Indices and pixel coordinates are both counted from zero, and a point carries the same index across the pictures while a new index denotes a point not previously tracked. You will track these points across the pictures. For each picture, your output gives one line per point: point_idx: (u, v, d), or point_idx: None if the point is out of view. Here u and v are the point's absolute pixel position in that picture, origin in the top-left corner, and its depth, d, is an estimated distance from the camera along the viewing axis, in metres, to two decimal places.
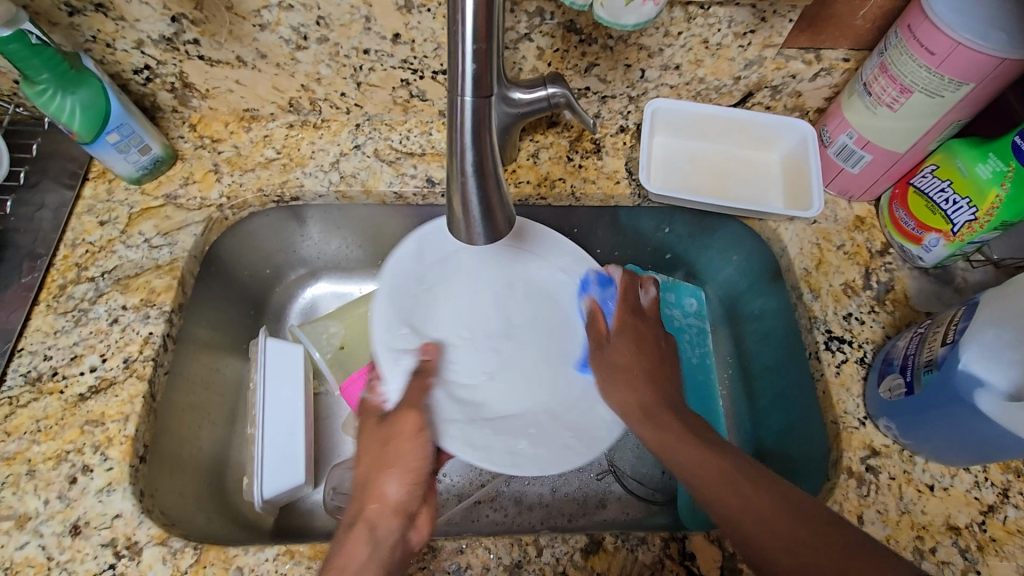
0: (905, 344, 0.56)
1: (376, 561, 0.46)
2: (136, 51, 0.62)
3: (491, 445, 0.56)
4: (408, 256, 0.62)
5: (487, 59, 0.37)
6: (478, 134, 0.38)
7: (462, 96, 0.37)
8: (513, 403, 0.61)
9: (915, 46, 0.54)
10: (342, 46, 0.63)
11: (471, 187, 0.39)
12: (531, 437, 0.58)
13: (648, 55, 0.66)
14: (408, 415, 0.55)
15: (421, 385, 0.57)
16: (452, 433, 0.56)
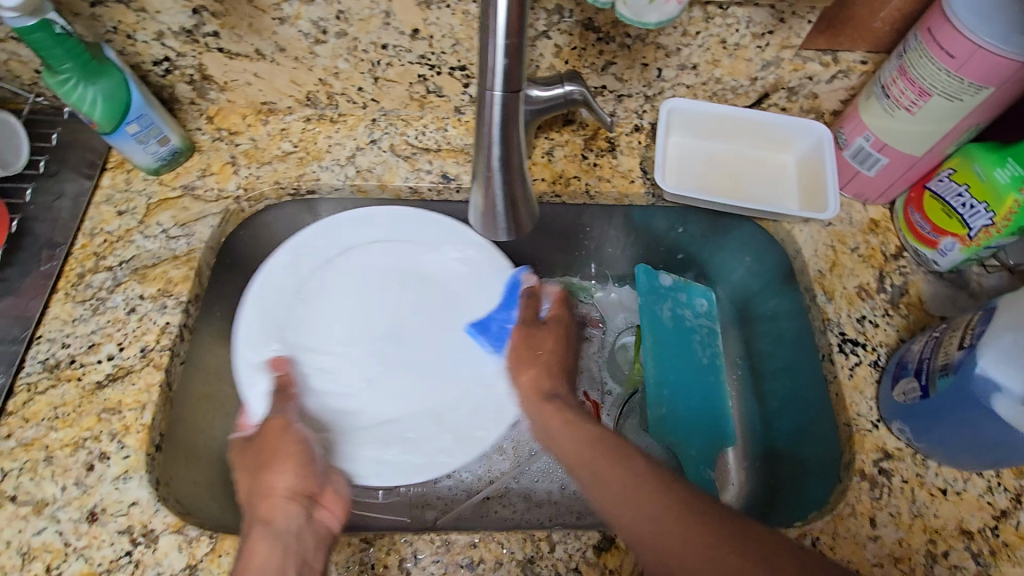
0: (919, 348, 0.56)
1: (276, 546, 0.45)
2: (157, 43, 0.62)
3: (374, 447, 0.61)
4: (281, 268, 0.66)
5: (517, 55, 0.38)
6: (504, 132, 0.43)
7: (492, 92, 0.40)
8: (387, 407, 0.63)
9: (936, 49, 0.53)
10: (361, 41, 0.63)
11: (496, 180, 0.46)
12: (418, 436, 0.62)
13: (666, 55, 0.66)
14: (278, 419, 0.56)
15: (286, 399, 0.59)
16: (354, 448, 0.60)
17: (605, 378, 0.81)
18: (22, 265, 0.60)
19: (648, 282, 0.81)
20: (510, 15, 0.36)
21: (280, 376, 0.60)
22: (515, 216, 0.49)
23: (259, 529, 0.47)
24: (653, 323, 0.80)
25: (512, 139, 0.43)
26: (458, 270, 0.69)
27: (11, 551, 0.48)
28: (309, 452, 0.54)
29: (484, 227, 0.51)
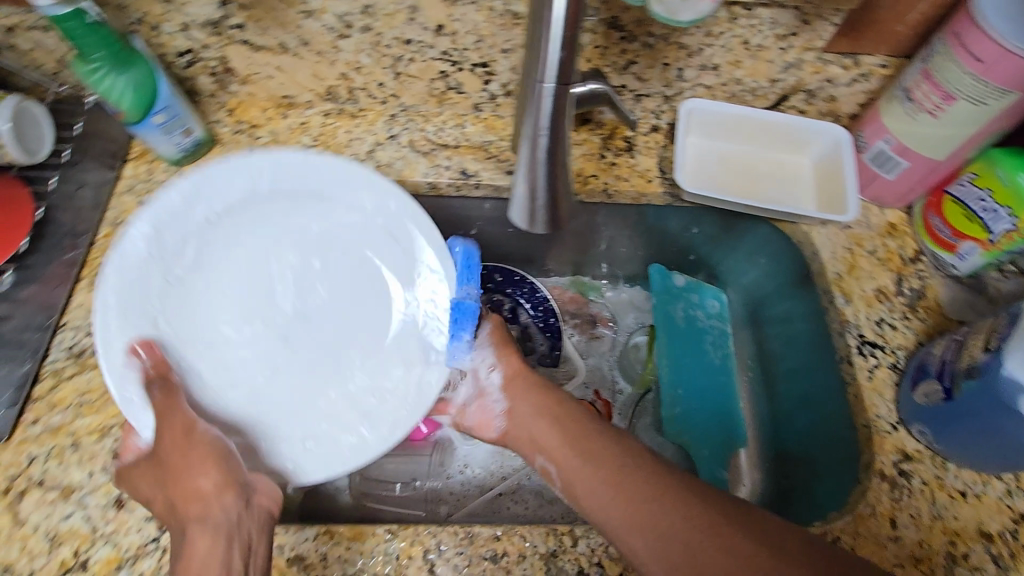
0: (940, 351, 0.56)
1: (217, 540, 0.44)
2: (181, 34, 0.64)
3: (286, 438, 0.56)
4: (144, 242, 0.53)
5: (571, 47, 0.39)
6: (554, 120, 0.43)
7: (543, 83, 0.41)
8: (297, 395, 0.57)
9: (963, 53, 0.54)
10: (384, 35, 0.66)
11: (540, 169, 0.45)
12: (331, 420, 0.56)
13: (688, 55, 0.67)
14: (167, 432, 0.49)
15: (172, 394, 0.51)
16: (273, 446, 0.55)
17: (616, 378, 0.83)
18: (46, 253, 0.61)
19: (661, 283, 0.82)
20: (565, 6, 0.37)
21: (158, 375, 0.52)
22: (556, 210, 0.48)
23: (195, 528, 0.45)
24: (665, 323, 0.81)
25: (562, 127, 0.43)
26: (355, 230, 0.59)
27: (39, 536, 0.49)
28: (224, 448, 0.51)
29: (519, 222, 0.49)
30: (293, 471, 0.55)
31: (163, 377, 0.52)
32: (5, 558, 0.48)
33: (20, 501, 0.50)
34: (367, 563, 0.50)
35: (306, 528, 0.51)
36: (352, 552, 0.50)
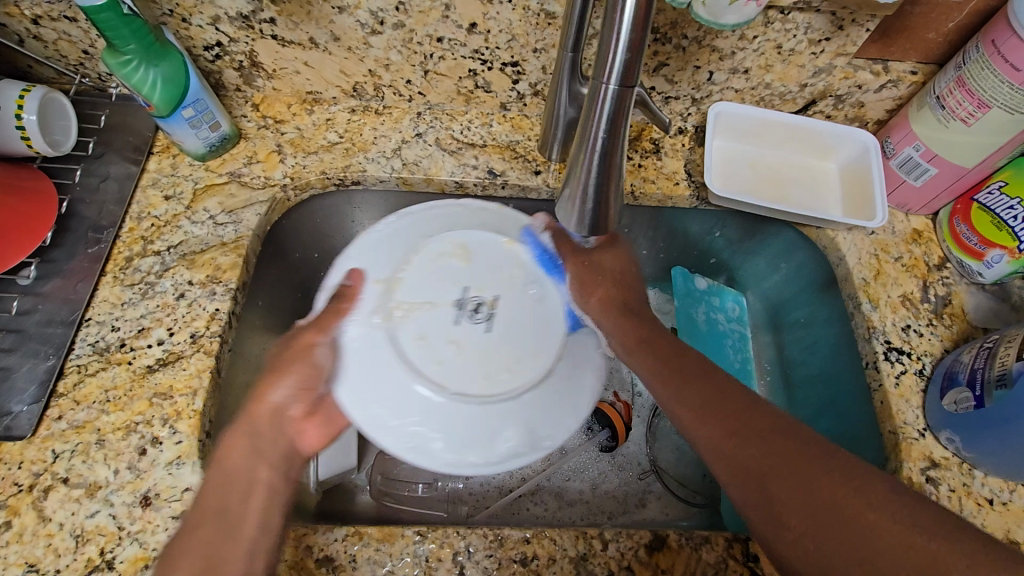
0: (970, 359, 0.57)
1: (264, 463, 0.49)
2: (211, 27, 0.62)
3: (372, 268, 0.57)
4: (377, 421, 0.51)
5: (638, 52, 0.37)
6: (612, 125, 0.41)
7: (606, 85, 0.40)
8: (462, 352, 0.53)
9: (1000, 61, 0.54)
10: (417, 33, 0.63)
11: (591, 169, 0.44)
12: (405, 241, 0.59)
13: (719, 58, 0.66)
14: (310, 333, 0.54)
15: (338, 306, 0.55)
16: (418, 320, 0.54)
17: (636, 379, 0.80)
18: (69, 247, 0.59)
19: (683, 285, 0.81)
20: (637, 9, 0.36)
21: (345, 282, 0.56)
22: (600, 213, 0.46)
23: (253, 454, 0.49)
24: (688, 323, 0.79)
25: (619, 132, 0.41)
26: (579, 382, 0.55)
27: (64, 534, 0.48)
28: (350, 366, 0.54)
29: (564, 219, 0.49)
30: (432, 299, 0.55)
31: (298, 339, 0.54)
32: (30, 556, 0.47)
33: (44, 499, 0.49)
34: (396, 565, 0.50)
35: (335, 529, 0.51)
36: (381, 554, 0.50)
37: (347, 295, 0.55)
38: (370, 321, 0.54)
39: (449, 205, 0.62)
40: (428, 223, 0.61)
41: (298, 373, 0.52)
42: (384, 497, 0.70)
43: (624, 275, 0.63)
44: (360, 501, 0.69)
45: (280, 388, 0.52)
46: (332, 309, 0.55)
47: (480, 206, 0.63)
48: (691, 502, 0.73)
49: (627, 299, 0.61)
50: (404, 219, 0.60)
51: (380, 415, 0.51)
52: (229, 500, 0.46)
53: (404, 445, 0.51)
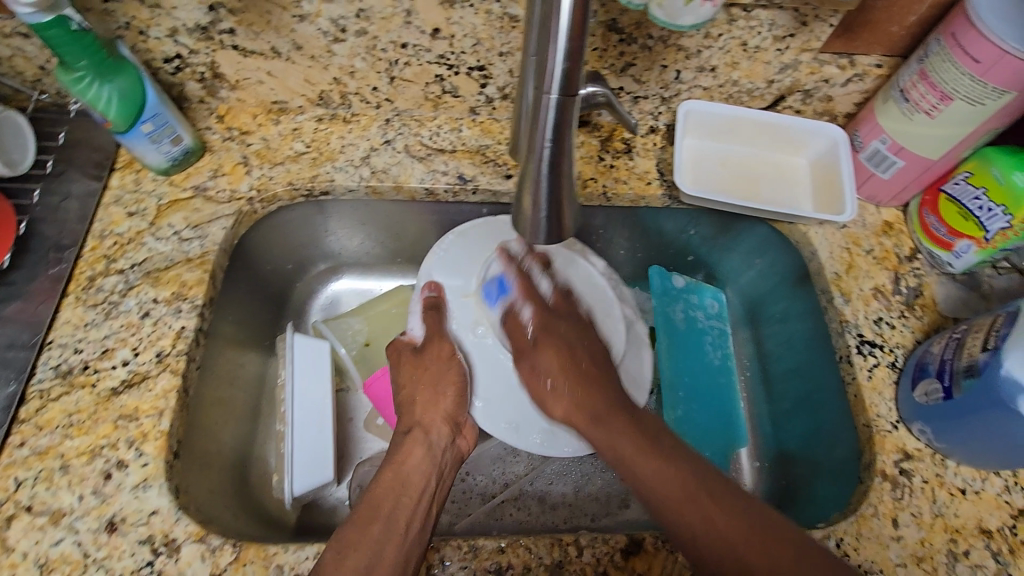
0: (939, 350, 0.57)
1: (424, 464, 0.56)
2: (170, 39, 0.61)
3: (453, 285, 0.65)
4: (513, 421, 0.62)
5: (578, 58, 0.35)
6: (559, 132, 0.37)
7: (547, 94, 0.36)
8: None
9: (960, 54, 0.54)
10: (380, 39, 0.62)
11: (542, 180, 0.39)
12: (477, 249, 0.67)
13: (686, 57, 0.66)
14: (436, 347, 0.63)
15: (437, 318, 0.64)
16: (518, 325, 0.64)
17: None
18: (30, 268, 0.58)
19: (661, 284, 0.81)
20: (573, 11, 0.33)
21: (433, 297, 0.65)
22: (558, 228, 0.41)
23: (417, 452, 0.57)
24: (665, 323, 0.80)
25: (566, 141, 0.38)
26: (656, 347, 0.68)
27: (28, 564, 0.47)
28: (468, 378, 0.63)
29: (521, 234, 0.43)
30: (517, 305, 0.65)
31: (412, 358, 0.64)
32: None
33: (8, 529, 0.48)
34: None
35: (305, 547, 0.49)
36: None
37: (440, 309, 0.64)
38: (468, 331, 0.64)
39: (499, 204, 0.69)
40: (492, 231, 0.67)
41: (454, 383, 0.61)
42: None
43: (565, 360, 0.58)
44: (343, 513, 0.69)
45: (442, 401, 0.61)
46: (434, 325, 0.64)
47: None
48: None
49: (583, 395, 0.56)
50: (471, 232, 0.68)
51: (506, 412, 0.62)
52: (397, 502, 0.51)
53: (538, 440, 0.62)
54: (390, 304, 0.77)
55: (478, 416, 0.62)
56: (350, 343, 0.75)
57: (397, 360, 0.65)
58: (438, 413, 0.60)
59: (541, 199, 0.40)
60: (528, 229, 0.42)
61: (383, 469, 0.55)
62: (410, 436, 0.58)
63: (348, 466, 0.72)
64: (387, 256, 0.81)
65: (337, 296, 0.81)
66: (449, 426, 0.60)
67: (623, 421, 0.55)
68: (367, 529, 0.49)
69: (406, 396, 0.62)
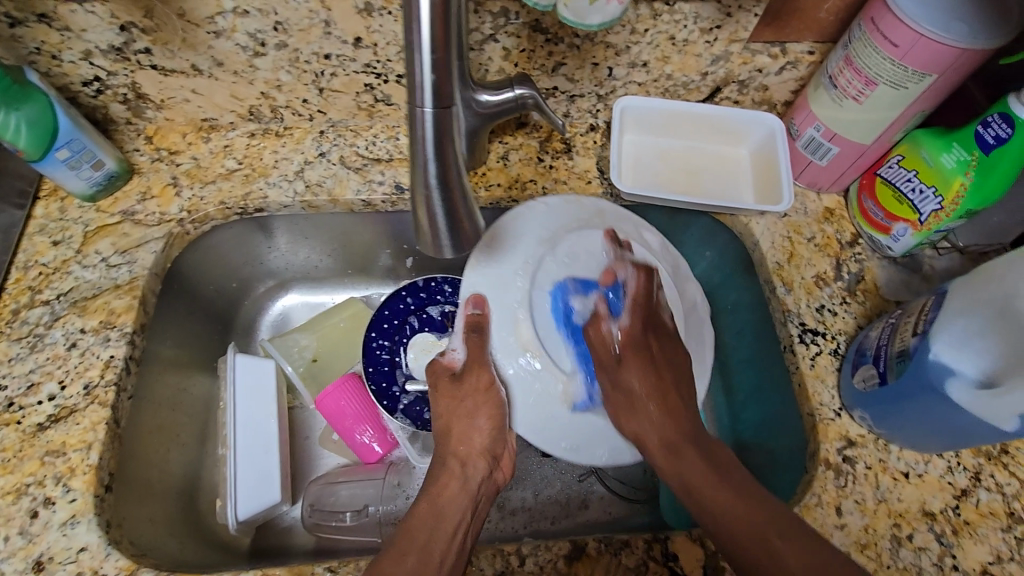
0: (877, 335, 0.57)
1: (464, 491, 0.56)
2: (84, 62, 0.59)
3: (495, 296, 0.60)
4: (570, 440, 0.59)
5: (446, 69, 0.36)
6: (440, 145, 0.38)
7: (421, 108, 0.37)
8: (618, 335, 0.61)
9: (879, 38, 0.54)
10: (302, 51, 0.61)
11: (435, 198, 0.40)
12: (521, 256, 0.61)
13: (616, 53, 0.65)
14: (477, 371, 0.59)
15: (481, 342, 0.59)
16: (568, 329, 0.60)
17: None
18: None
19: None
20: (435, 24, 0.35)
21: (476, 315, 0.59)
22: (463, 238, 0.42)
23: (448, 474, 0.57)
24: None
25: (450, 150, 0.38)
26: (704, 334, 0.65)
27: None
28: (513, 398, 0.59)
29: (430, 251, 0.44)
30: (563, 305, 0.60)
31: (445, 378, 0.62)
32: None
33: None
34: None
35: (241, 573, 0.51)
36: None
37: (485, 330, 0.60)
38: (515, 349, 0.60)
39: (529, 207, 0.63)
40: (526, 235, 0.62)
41: (491, 414, 0.59)
42: (319, 530, 0.67)
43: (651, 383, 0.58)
44: (298, 533, 0.68)
45: (477, 435, 0.59)
46: (479, 346, 0.59)
47: (564, 200, 0.64)
48: (635, 499, 0.73)
49: (662, 414, 0.58)
50: (509, 239, 0.62)
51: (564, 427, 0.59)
52: (433, 531, 0.51)
53: (609, 455, 0.60)
54: (339, 317, 0.76)
55: (522, 429, 0.59)
56: (297, 359, 0.74)
57: (436, 384, 0.62)
58: (473, 448, 0.59)
59: (438, 214, 0.40)
60: (431, 246, 0.43)
61: (418, 500, 0.55)
62: (445, 469, 0.57)
63: (302, 485, 0.71)
64: (336, 268, 0.79)
65: (286, 312, 0.79)
66: (486, 459, 0.59)
67: (697, 452, 0.55)
68: (402, 559, 0.49)
69: (442, 424, 0.61)
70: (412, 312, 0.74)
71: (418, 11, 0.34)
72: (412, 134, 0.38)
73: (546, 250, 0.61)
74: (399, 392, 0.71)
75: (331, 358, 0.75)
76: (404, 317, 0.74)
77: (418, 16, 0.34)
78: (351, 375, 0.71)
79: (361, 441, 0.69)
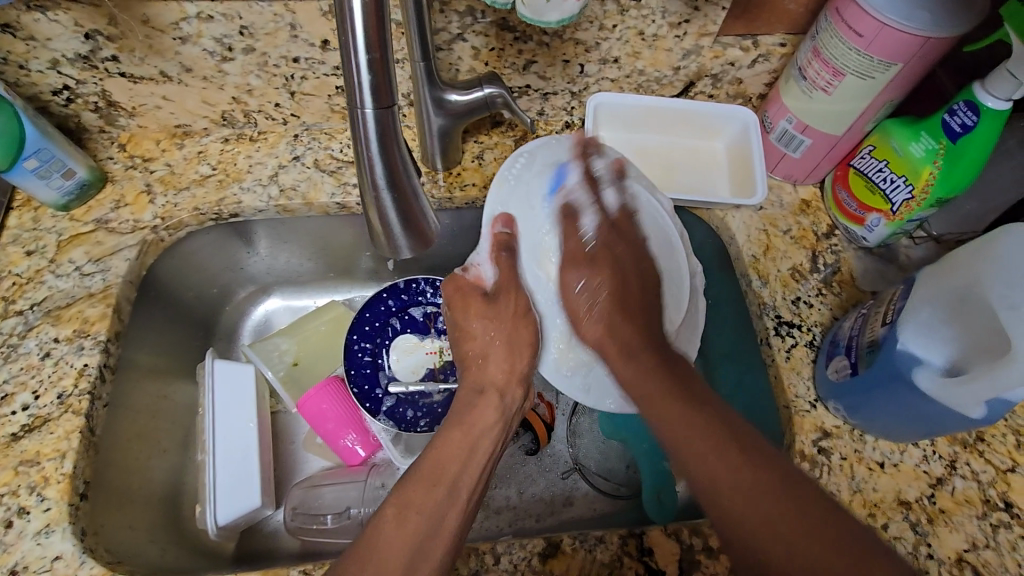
0: (850, 325, 0.57)
1: (499, 422, 0.56)
2: (52, 71, 0.59)
3: (523, 217, 0.56)
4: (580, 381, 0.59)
5: (383, 70, 0.37)
6: (384, 146, 0.40)
7: (361, 109, 0.38)
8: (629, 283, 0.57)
9: (844, 29, 0.53)
10: (270, 55, 0.61)
11: (385, 200, 0.43)
12: (549, 182, 0.56)
13: (586, 50, 0.65)
14: (508, 294, 0.58)
15: (510, 262, 0.57)
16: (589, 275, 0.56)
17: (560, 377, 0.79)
18: None
19: None
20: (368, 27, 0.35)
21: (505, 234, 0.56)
22: (416, 232, 0.45)
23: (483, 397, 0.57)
24: None
25: (394, 153, 0.41)
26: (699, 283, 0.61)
27: None
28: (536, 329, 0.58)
29: (388, 253, 0.47)
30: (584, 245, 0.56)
31: (468, 295, 0.61)
32: None
33: None
34: None
35: None
36: None
37: (514, 250, 0.57)
38: (537, 274, 0.57)
39: (556, 137, 0.57)
40: (550, 164, 0.57)
41: (529, 345, 0.58)
42: (302, 534, 0.67)
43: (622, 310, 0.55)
44: (282, 537, 0.68)
45: (517, 361, 0.58)
46: (509, 267, 0.57)
47: (588, 140, 0.58)
48: (618, 495, 0.72)
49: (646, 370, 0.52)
50: (536, 165, 0.57)
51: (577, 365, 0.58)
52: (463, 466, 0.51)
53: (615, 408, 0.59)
54: (320, 321, 0.76)
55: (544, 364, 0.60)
56: (277, 364, 0.73)
57: (464, 301, 0.61)
58: (511, 376, 0.58)
59: (388, 213, 0.43)
60: (389, 247, 0.46)
61: (449, 427, 0.54)
62: (482, 399, 0.57)
63: (286, 488, 0.71)
64: (318, 272, 0.79)
65: (268, 316, 0.79)
66: (521, 388, 0.58)
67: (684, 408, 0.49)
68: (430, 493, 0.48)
69: (479, 348, 0.60)
70: (394, 313, 0.74)
71: (351, 15, 0.34)
72: (356, 136, 0.40)
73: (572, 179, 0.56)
74: (382, 395, 0.71)
75: (312, 363, 0.74)
76: (387, 319, 0.74)
77: (350, 17, 0.34)
78: (333, 378, 0.71)
79: (343, 444, 0.69)
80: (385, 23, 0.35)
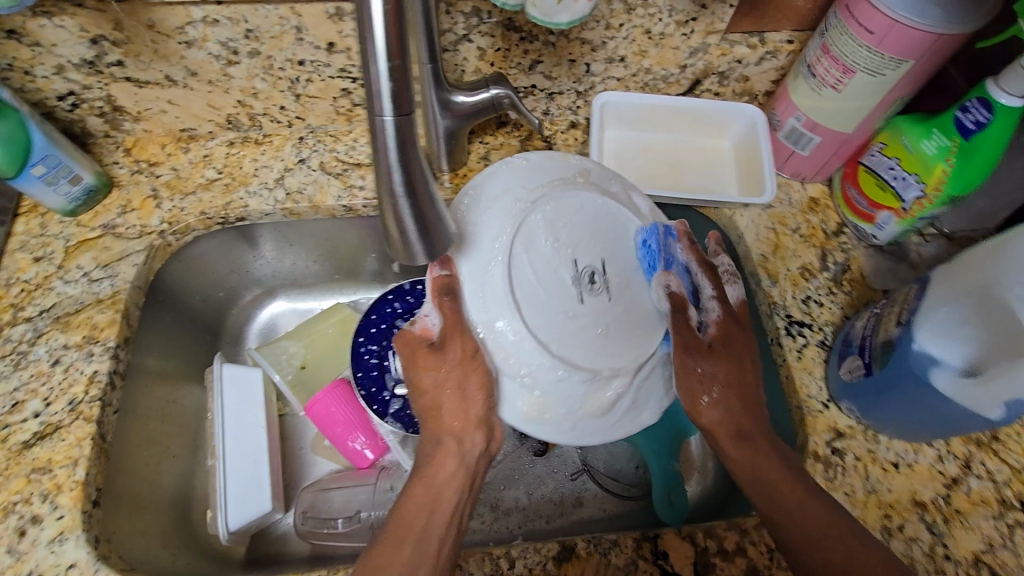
0: (862, 325, 0.56)
1: (461, 474, 0.51)
2: (59, 77, 0.59)
3: (470, 257, 0.49)
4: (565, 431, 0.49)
5: (403, 77, 0.37)
6: (403, 153, 0.39)
7: (381, 116, 0.38)
8: (609, 309, 0.50)
9: (854, 26, 0.53)
10: (275, 58, 0.61)
11: (402, 208, 0.41)
12: (500, 211, 0.50)
13: (592, 49, 0.65)
14: (458, 340, 0.49)
15: (456, 305, 0.49)
16: (560, 308, 0.48)
17: None
18: None
19: None
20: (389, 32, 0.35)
21: (445, 276, 0.49)
22: (433, 244, 0.43)
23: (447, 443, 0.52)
24: None
25: (413, 159, 0.39)
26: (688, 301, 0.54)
27: None
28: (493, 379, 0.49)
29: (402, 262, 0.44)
30: (550, 273, 0.48)
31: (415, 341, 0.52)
32: None
33: None
34: None
35: None
36: None
37: (458, 292, 0.49)
38: (498, 316, 0.48)
39: (508, 162, 0.53)
40: (502, 193, 0.51)
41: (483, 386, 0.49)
42: (314, 536, 0.67)
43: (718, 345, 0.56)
44: (292, 541, 0.68)
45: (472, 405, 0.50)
46: (454, 312, 0.48)
47: (547, 156, 0.54)
48: (629, 496, 0.72)
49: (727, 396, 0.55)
50: (485, 197, 0.51)
51: (566, 410, 0.49)
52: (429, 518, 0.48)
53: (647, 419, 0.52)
54: (327, 324, 0.76)
55: (511, 416, 0.50)
56: (285, 368, 0.73)
57: (411, 353, 0.52)
58: (469, 421, 0.51)
59: (405, 223, 0.41)
60: (404, 255, 0.43)
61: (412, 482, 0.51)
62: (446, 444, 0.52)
63: (295, 492, 0.71)
64: (323, 274, 0.79)
65: (275, 319, 0.79)
66: (483, 432, 0.51)
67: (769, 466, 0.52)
68: (397, 550, 0.46)
69: (431, 399, 0.52)
70: (400, 315, 0.71)
71: (372, 20, 0.34)
72: (376, 145, 0.39)
73: (527, 206, 0.50)
74: (388, 397, 0.68)
75: (320, 364, 0.74)
76: (392, 321, 0.71)
77: (371, 25, 0.34)
78: (341, 382, 0.71)
79: (352, 447, 0.69)
80: (404, 27, 0.35)
